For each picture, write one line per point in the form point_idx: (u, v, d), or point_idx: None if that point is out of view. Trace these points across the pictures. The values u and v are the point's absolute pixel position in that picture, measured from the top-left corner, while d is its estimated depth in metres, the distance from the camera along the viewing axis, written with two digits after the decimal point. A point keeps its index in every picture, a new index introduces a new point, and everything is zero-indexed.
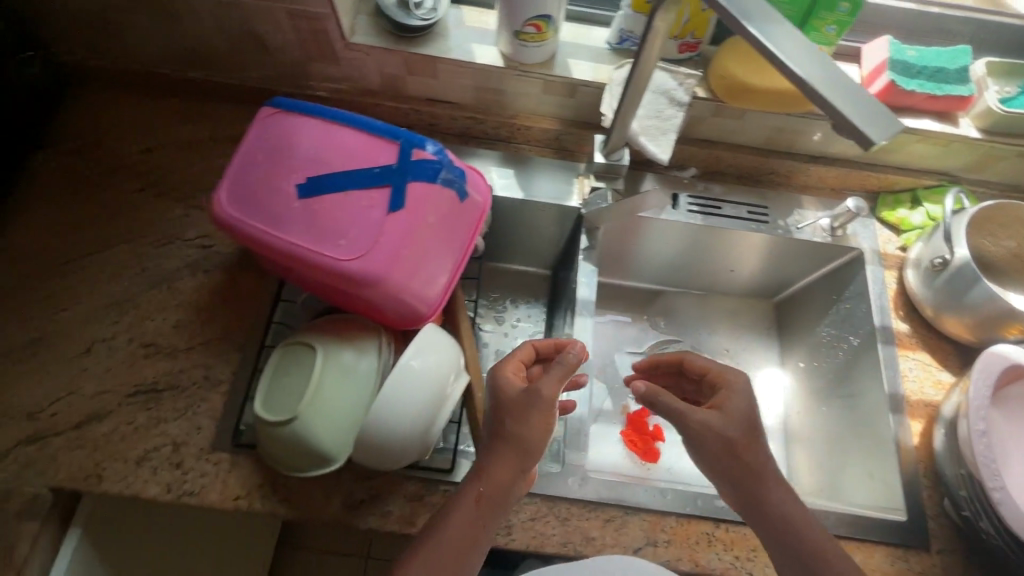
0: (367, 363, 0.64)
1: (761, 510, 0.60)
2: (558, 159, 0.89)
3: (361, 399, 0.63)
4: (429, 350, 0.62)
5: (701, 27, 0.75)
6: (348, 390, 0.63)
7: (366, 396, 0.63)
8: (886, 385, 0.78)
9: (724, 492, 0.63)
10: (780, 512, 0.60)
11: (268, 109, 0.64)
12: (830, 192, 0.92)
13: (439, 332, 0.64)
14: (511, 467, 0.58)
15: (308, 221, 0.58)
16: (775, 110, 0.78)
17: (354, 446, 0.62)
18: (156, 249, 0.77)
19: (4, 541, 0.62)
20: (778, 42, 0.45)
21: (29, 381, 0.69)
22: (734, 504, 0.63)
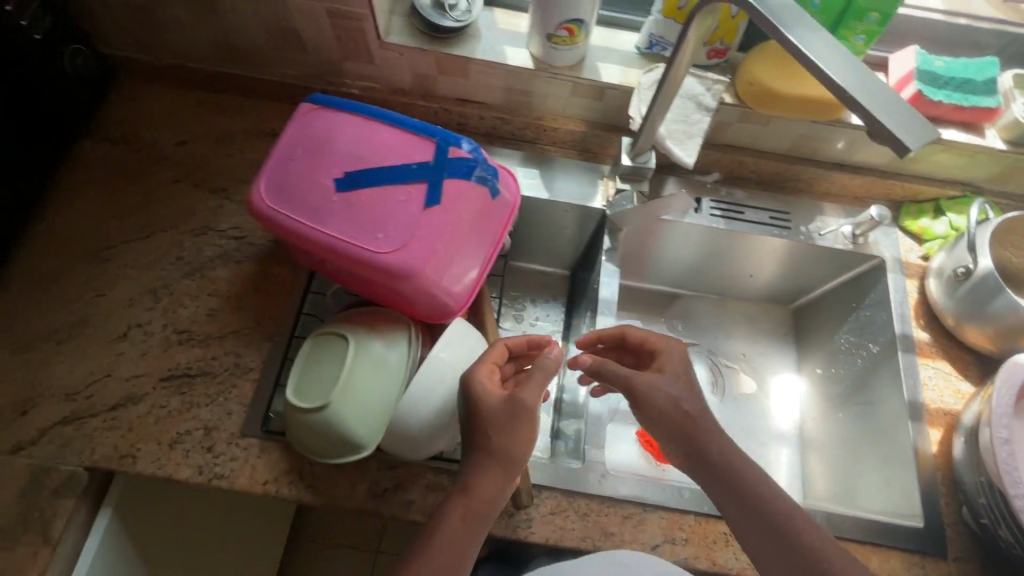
0: (397, 355, 0.67)
1: (758, 505, 0.60)
2: (583, 160, 0.90)
3: (389, 390, 0.65)
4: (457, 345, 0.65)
5: (731, 34, 0.77)
6: (379, 381, 0.65)
7: (396, 387, 0.66)
8: (906, 392, 0.78)
9: (716, 491, 0.62)
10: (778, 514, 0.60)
11: (308, 105, 0.67)
12: (853, 200, 0.92)
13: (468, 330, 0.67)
14: (497, 478, 0.58)
15: (347, 214, 0.62)
16: (803, 117, 0.79)
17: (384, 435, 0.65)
18: (192, 239, 0.80)
19: (42, 516, 0.64)
20: (816, 49, 0.46)
21: (68, 363, 0.71)
22: (724, 502, 0.62)
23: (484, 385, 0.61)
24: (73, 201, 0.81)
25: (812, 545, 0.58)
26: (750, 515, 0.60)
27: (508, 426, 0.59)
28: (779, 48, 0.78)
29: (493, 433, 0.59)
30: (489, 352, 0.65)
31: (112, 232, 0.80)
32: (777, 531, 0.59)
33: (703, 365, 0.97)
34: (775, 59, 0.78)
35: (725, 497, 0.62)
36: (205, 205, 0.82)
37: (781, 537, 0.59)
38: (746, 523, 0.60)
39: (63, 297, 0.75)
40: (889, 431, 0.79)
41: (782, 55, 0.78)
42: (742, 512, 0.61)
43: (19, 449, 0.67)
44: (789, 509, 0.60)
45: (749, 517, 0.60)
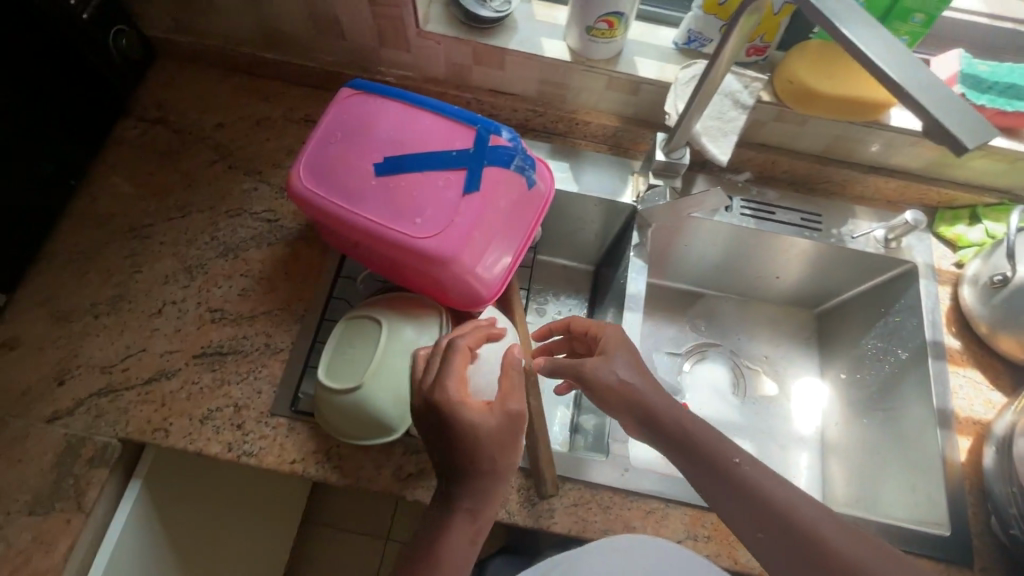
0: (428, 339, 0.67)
1: (724, 470, 0.59)
2: (613, 155, 0.90)
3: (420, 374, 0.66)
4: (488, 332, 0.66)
5: (772, 31, 0.77)
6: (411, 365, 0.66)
7: None
8: (935, 400, 0.77)
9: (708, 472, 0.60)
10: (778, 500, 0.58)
11: (348, 90, 0.69)
12: (886, 204, 0.91)
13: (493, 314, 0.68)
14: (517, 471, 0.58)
15: (385, 198, 0.63)
16: (843, 118, 0.79)
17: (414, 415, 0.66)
18: (227, 220, 0.81)
19: (76, 484, 0.66)
20: (868, 44, 0.46)
21: (104, 336, 0.73)
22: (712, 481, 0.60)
23: (460, 392, 0.57)
24: (111, 178, 0.83)
25: (785, 508, 0.57)
26: (716, 480, 0.60)
27: (503, 440, 0.57)
28: (835, 47, 0.78)
29: (484, 444, 0.56)
30: (455, 352, 0.59)
31: (148, 211, 0.81)
32: (746, 493, 0.58)
33: (724, 365, 0.97)
34: (827, 56, 0.78)
35: (689, 464, 0.62)
36: (240, 187, 0.83)
37: (751, 500, 0.58)
38: (715, 488, 0.60)
39: (100, 273, 0.77)
40: (916, 438, 0.79)
41: (835, 53, 0.77)
42: (707, 477, 0.60)
43: (55, 418, 0.68)
44: (756, 472, 0.59)
45: (717, 481, 0.60)
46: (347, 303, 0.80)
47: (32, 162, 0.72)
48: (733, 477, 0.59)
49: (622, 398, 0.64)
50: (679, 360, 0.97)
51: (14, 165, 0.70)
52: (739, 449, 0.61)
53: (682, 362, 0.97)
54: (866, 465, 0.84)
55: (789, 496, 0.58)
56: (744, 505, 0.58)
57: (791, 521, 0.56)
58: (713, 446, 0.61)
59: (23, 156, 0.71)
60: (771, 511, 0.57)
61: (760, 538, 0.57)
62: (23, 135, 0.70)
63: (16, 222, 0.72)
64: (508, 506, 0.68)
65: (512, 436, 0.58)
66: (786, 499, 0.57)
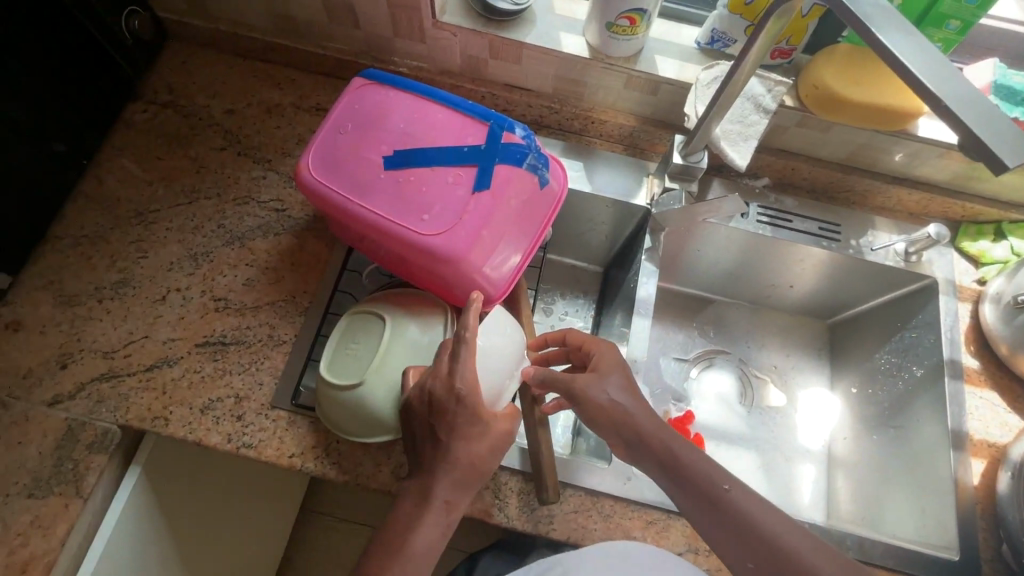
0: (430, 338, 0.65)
1: (714, 498, 0.58)
2: (628, 155, 0.88)
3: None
4: (498, 328, 0.65)
5: (799, 34, 0.74)
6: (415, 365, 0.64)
7: None
8: (949, 420, 0.75)
9: (698, 503, 0.59)
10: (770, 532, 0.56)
11: (360, 80, 0.67)
12: (908, 217, 0.89)
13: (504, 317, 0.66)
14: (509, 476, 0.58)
15: (393, 192, 0.61)
16: (868, 125, 0.77)
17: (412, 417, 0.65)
18: (234, 209, 0.80)
19: (76, 468, 0.65)
20: (906, 52, 0.44)
21: (107, 321, 0.72)
22: (700, 512, 0.58)
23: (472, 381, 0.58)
24: (120, 161, 0.82)
25: (776, 540, 0.56)
26: (706, 510, 0.58)
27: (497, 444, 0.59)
28: (869, 51, 0.75)
29: (484, 440, 0.59)
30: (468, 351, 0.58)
31: (156, 196, 0.80)
32: (737, 523, 0.57)
33: (733, 373, 0.95)
34: (857, 60, 0.75)
35: (679, 492, 0.60)
36: (248, 175, 0.82)
37: (742, 531, 0.56)
38: (705, 518, 0.58)
39: (106, 257, 0.76)
40: (927, 458, 0.77)
41: (866, 57, 0.75)
42: (698, 508, 0.58)
43: (57, 402, 0.68)
44: (745, 500, 0.57)
45: (704, 510, 0.58)
46: (352, 296, 0.78)
47: (42, 142, 0.72)
48: (722, 505, 0.57)
49: (611, 419, 0.62)
50: (687, 366, 0.95)
51: (23, 144, 0.69)
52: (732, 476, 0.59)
53: (690, 368, 0.95)
54: (873, 483, 0.83)
55: (780, 527, 0.56)
56: (735, 536, 0.57)
57: (783, 554, 0.55)
58: (704, 474, 0.59)
59: (32, 135, 0.70)
60: (763, 545, 0.56)
61: (750, 568, 0.56)
62: (34, 114, 0.69)
63: (24, 202, 0.72)
64: (508, 510, 0.67)
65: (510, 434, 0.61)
66: (775, 532, 0.56)
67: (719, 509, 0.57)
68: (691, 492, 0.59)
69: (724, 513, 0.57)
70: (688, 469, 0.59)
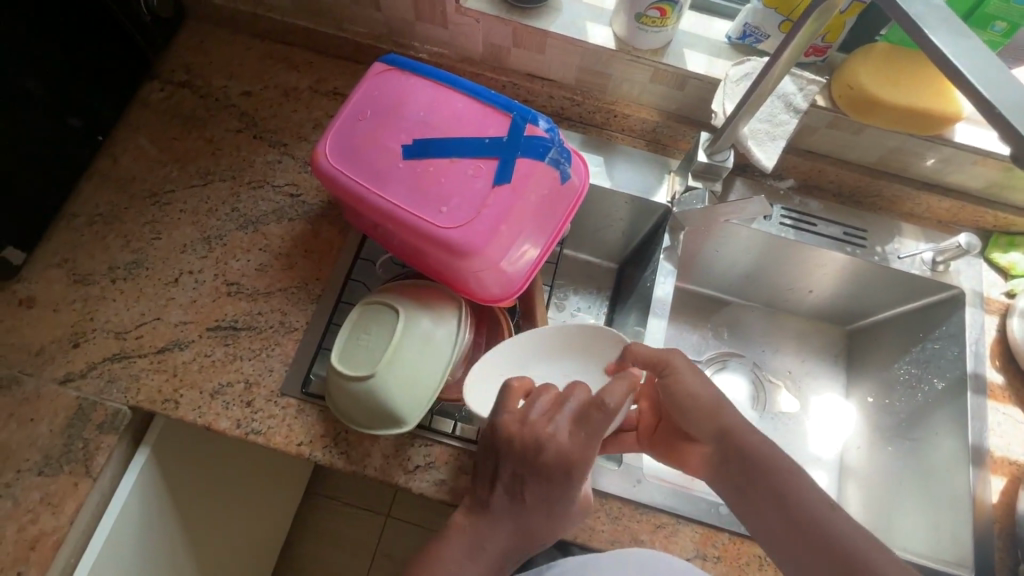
0: (445, 342, 0.65)
1: (779, 495, 0.56)
2: (649, 151, 0.86)
3: (436, 375, 0.64)
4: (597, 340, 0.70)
5: (835, 32, 0.72)
6: (427, 357, 0.64)
7: (442, 365, 0.65)
8: (970, 435, 0.74)
9: (764, 499, 0.57)
10: (838, 536, 0.52)
11: (381, 66, 0.66)
12: (937, 225, 0.86)
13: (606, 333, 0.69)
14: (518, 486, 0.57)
15: (411, 183, 0.60)
16: (902, 130, 0.74)
17: (423, 409, 0.64)
18: (249, 192, 0.79)
19: (86, 448, 0.65)
20: (962, 54, 0.42)
21: (120, 302, 0.72)
22: (768, 508, 0.56)
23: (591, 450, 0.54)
24: (136, 140, 0.81)
25: (842, 542, 0.52)
26: (788, 525, 0.55)
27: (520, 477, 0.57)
28: (921, 57, 0.72)
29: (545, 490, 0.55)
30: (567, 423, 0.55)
31: (171, 177, 0.79)
32: (801, 522, 0.54)
33: (746, 378, 0.93)
34: (900, 62, 0.72)
35: (735, 492, 0.59)
36: (264, 159, 0.81)
37: (805, 529, 0.54)
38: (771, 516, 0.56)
39: (119, 237, 0.76)
40: (944, 473, 0.75)
41: (913, 60, 0.72)
42: (764, 503, 0.57)
43: (68, 380, 0.68)
44: (816, 502, 0.55)
45: (783, 524, 0.55)
46: (365, 286, 0.78)
47: (56, 118, 0.71)
48: (806, 513, 0.54)
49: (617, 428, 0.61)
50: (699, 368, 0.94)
51: (38, 119, 0.68)
52: (814, 484, 0.56)
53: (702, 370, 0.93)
54: (884, 496, 0.81)
55: (851, 531, 0.52)
56: (799, 536, 0.54)
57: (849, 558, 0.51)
58: (769, 469, 0.57)
59: (47, 111, 0.69)
60: (860, 557, 0.50)
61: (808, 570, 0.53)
62: (48, 88, 0.69)
63: (39, 177, 0.71)
64: None
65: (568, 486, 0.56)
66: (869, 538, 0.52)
67: (797, 515, 0.54)
68: (759, 488, 0.57)
69: (809, 522, 0.54)
70: (734, 467, 0.59)
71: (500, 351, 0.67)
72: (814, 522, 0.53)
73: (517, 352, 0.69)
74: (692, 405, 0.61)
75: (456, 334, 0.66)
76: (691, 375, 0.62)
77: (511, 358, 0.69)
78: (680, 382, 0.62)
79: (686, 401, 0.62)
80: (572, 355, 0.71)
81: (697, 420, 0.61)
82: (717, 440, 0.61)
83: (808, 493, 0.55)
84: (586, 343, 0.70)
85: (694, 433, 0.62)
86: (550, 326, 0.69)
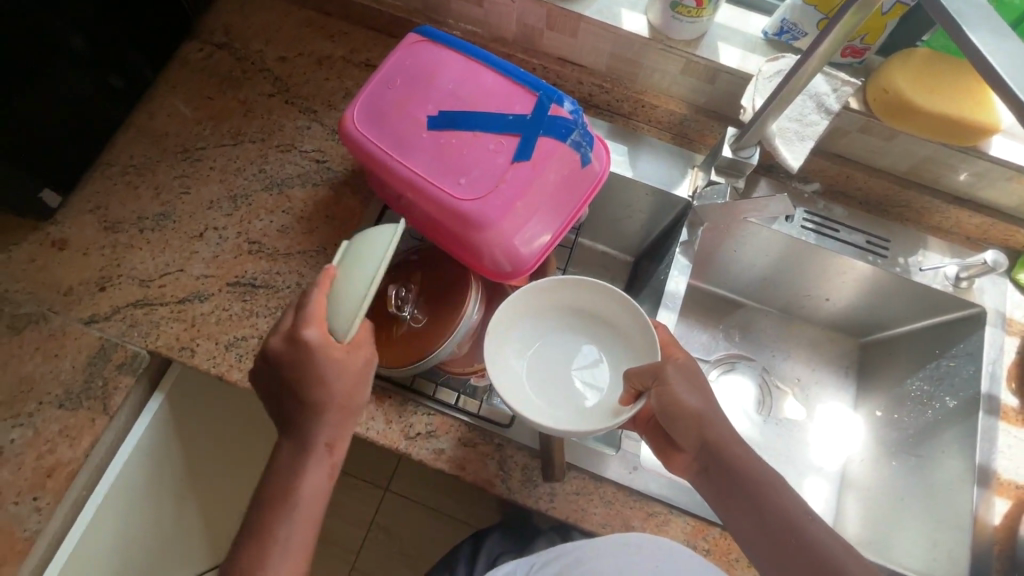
0: (356, 284, 0.53)
1: (758, 502, 0.57)
2: (674, 144, 0.85)
3: (345, 323, 0.53)
4: (617, 308, 0.67)
5: (875, 34, 0.71)
6: (346, 288, 0.54)
7: (357, 296, 0.53)
8: (977, 455, 0.72)
9: (746, 511, 0.58)
10: (816, 542, 0.54)
11: (414, 37, 0.67)
12: (965, 241, 0.84)
13: (626, 310, 0.67)
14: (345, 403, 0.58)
15: (433, 153, 0.61)
16: (939, 139, 0.72)
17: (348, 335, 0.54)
18: (277, 155, 0.81)
19: (105, 386, 0.68)
20: (1001, 55, 0.40)
21: (147, 251, 0.75)
22: (748, 520, 0.58)
23: (321, 315, 0.54)
24: (172, 98, 0.83)
25: (823, 552, 0.54)
26: (770, 536, 0.56)
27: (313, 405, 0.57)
28: (968, 67, 0.71)
29: (335, 401, 0.57)
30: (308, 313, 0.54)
31: (203, 135, 0.82)
32: (782, 532, 0.56)
33: (753, 381, 0.93)
34: (944, 71, 0.70)
35: (722, 492, 0.59)
36: (293, 124, 0.83)
37: (786, 538, 0.55)
38: (749, 525, 0.57)
39: (151, 189, 0.78)
40: (945, 492, 0.74)
41: (958, 69, 0.70)
42: (743, 513, 0.58)
43: (93, 321, 0.71)
44: (799, 512, 0.56)
45: (761, 533, 0.57)
46: None
47: (98, 74, 0.74)
48: (784, 522, 0.56)
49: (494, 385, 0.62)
50: (707, 367, 0.93)
51: (50, 100, 0.68)
52: (795, 497, 0.57)
53: (709, 370, 0.93)
54: (883, 510, 0.80)
55: (829, 540, 0.54)
56: (777, 545, 0.55)
57: (826, 565, 0.53)
58: (754, 478, 0.58)
59: (92, 63, 0.72)
60: (831, 559, 0.53)
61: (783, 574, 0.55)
62: (94, 38, 0.71)
63: (56, 150, 0.72)
64: (510, 483, 0.68)
65: (357, 385, 0.58)
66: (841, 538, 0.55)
67: (777, 524, 0.56)
68: (737, 498, 0.58)
69: (789, 532, 0.55)
70: (720, 470, 0.59)
71: (523, 297, 0.67)
72: (795, 533, 0.55)
73: (540, 294, 0.68)
74: (680, 413, 0.58)
75: (368, 279, 0.53)
76: (687, 386, 0.59)
77: (536, 302, 0.69)
78: (670, 389, 0.58)
79: (674, 407, 0.58)
80: (590, 312, 0.70)
81: (684, 429, 0.59)
82: (701, 449, 0.60)
83: (787, 503, 0.57)
84: (616, 311, 0.68)
85: (679, 442, 0.61)
86: (593, 282, 0.67)
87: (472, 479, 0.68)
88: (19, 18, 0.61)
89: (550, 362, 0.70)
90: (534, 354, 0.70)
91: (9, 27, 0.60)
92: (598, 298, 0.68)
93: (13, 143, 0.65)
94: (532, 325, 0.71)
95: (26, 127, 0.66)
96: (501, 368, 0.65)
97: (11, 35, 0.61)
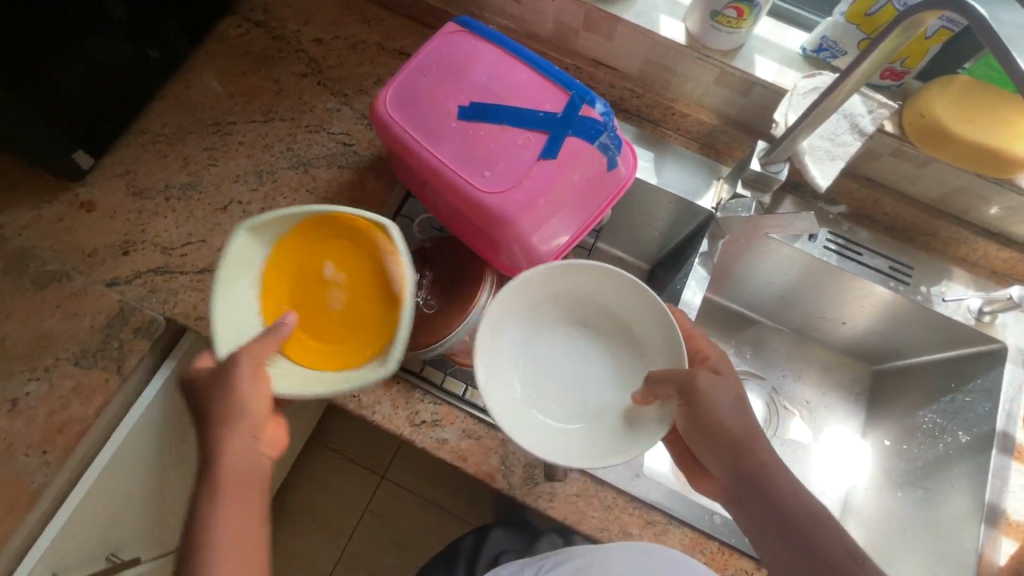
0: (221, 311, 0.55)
1: (773, 522, 0.56)
2: (701, 154, 0.85)
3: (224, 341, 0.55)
4: (636, 302, 0.64)
5: (916, 57, 0.70)
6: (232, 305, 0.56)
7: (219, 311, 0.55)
8: (986, 492, 0.70)
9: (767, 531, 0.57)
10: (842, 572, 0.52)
11: (452, 26, 0.67)
12: (990, 274, 0.83)
13: (646, 303, 0.63)
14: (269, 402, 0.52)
15: (460, 143, 0.61)
16: (970, 167, 0.71)
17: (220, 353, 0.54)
18: (305, 135, 0.82)
19: (120, 348, 0.69)
20: None
21: (171, 219, 0.76)
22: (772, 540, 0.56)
23: None
24: (207, 71, 0.84)
25: None
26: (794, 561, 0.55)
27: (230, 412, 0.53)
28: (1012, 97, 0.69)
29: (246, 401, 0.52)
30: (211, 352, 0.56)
31: (234, 110, 0.83)
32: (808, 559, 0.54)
33: (761, 399, 0.92)
34: (986, 98, 0.69)
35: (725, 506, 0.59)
36: (324, 106, 0.84)
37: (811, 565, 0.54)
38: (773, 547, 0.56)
39: (180, 159, 0.79)
40: (952, 529, 0.72)
41: (1002, 98, 0.69)
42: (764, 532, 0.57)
43: (113, 283, 0.72)
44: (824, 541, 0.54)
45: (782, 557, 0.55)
46: None
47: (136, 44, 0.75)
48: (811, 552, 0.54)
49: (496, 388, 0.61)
50: None
51: (84, 70, 0.68)
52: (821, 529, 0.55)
53: None
54: (885, 538, 0.79)
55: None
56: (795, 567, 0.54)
57: None
58: (759, 495, 0.58)
59: (132, 32, 0.73)
60: None
61: None
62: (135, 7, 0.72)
63: (95, 115, 0.74)
64: (511, 478, 0.68)
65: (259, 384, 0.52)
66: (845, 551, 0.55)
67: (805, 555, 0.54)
68: (757, 518, 0.57)
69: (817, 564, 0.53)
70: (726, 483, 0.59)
71: (530, 287, 0.64)
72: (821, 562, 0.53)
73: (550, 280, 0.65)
74: (698, 418, 0.58)
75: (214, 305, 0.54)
76: (711, 395, 0.58)
77: (546, 290, 0.66)
78: (698, 401, 0.57)
79: (704, 423, 0.58)
80: (605, 301, 0.66)
81: (699, 437, 0.59)
82: (707, 459, 0.60)
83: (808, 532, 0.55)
84: (631, 300, 0.64)
85: (695, 447, 0.60)
86: (613, 276, 0.62)
87: (474, 470, 0.68)
88: (19, 18, 0.59)
89: (557, 351, 0.68)
90: (543, 344, 0.68)
91: (8, 28, 0.58)
92: (614, 288, 0.65)
93: (48, 109, 0.66)
94: (541, 311, 0.68)
95: (62, 95, 0.67)
96: (502, 362, 0.64)
97: (9, 35, 0.59)
